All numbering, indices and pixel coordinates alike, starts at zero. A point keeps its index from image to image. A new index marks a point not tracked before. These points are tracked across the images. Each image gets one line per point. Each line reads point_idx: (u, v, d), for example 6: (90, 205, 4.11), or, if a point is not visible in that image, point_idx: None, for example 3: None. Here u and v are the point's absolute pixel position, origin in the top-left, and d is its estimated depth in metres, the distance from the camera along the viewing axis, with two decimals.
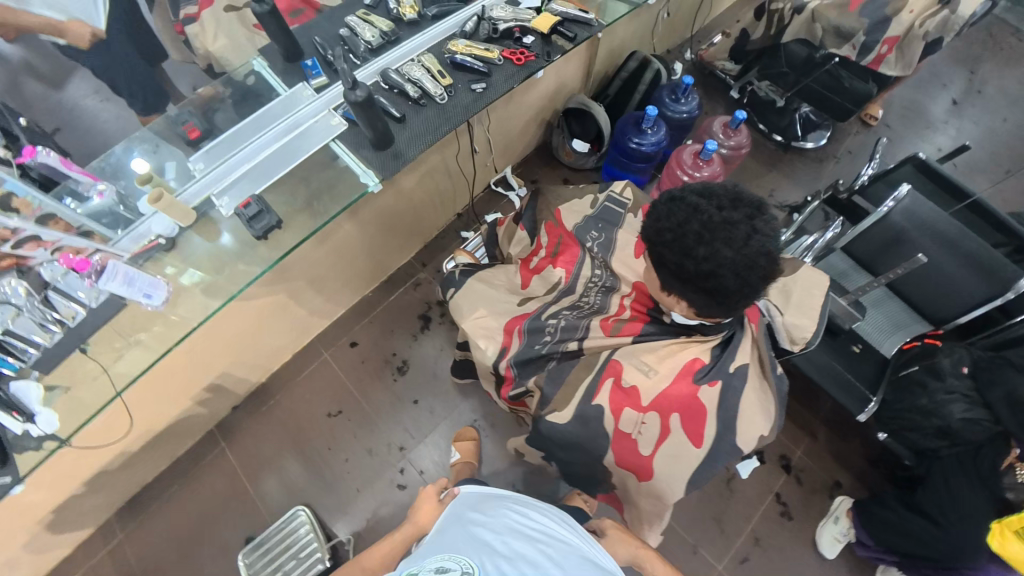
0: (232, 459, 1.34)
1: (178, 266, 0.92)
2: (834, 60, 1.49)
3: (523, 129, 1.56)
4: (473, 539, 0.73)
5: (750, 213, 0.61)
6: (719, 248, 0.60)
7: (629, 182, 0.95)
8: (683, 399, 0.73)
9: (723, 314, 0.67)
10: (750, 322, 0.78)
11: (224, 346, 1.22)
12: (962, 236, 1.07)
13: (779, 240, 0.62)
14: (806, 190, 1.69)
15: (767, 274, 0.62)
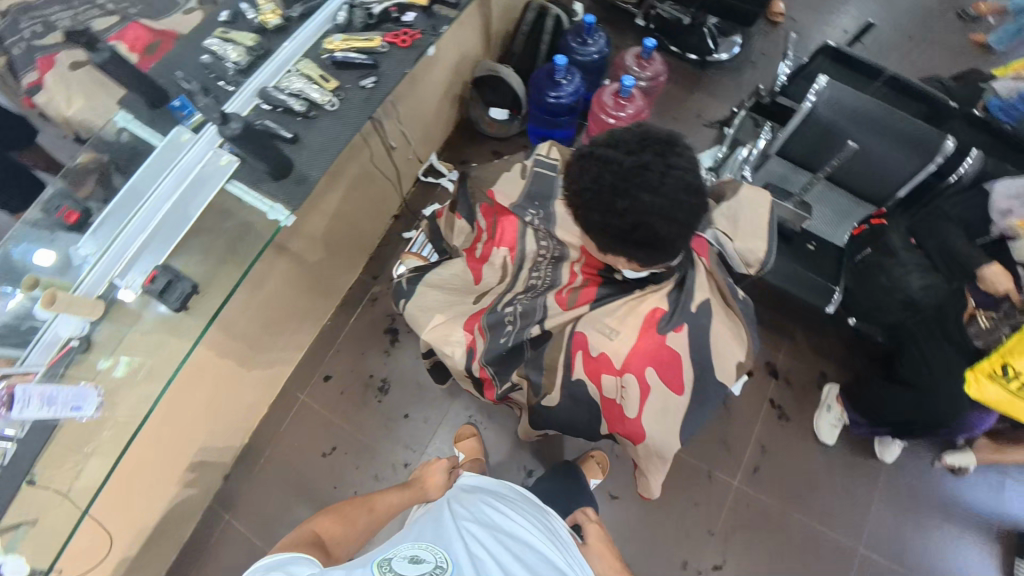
0: (239, 527, 1.28)
1: (109, 357, 0.85)
2: None
3: (437, 111, 1.47)
4: (449, 531, 0.76)
5: (661, 151, 0.58)
6: (637, 195, 0.58)
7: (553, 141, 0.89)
8: (652, 352, 0.71)
9: (667, 260, 0.65)
10: (700, 256, 0.74)
11: (192, 421, 1.14)
12: (881, 113, 1.08)
13: (698, 171, 0.60)
14: (732, 102, 1.68)
15: (694, 208, 0.60)
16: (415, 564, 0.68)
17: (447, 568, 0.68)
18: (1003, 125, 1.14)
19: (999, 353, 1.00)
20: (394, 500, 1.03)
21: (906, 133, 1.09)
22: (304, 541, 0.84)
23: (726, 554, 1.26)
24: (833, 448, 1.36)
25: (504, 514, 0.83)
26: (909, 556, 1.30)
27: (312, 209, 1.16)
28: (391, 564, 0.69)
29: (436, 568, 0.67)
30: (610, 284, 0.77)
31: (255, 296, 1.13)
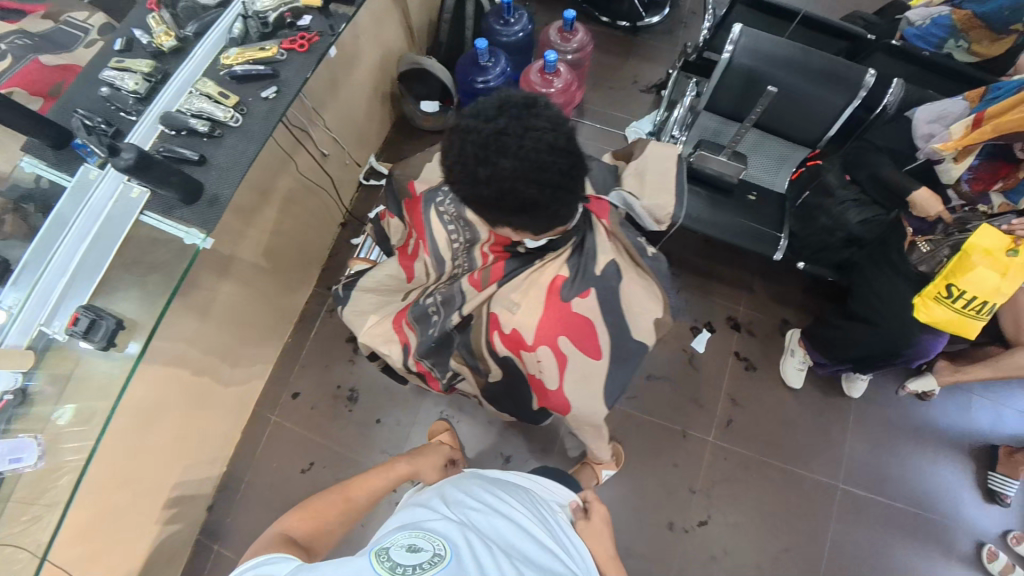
0: (233, 556, 1.24)
1: (51, 406, 0.83)
2: None
3: (367, 112, 1.44)
4: (445, 520, 0.67)
5: (522, 111, 0.54)
6: (498, 163, 0.54)
7: None
8: (559, 321, 0.70)
9: (555, 222, 0.63)
10: (599, 219, 0.72)
11: (162, 460, 1.10)
12: (799, 54, 1.10)
13: (566, 130, 0.57)
14: (666, 64, 1.68)
15: (563, 170, 0.56)
16: (410, 552, 0.59)
17: (446, 556, 0.59)
18: (923, 52, 1.14)
19: (941, 276, 1.02)
20: (375, 485, 1.00)
21: (827, 71, 1.10)
22: (278, 541, 0.76)
23: (711, 510, 1.28)
24: (802, 391, 1.38)
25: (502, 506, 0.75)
26: (888, 485, 1.33)
27: (247, 228, 1.14)
28: (383, 553, 0.59)
29: (435, 557, 0.58)
30: (519, 262, 0.73)
31: (204, 323, 1.11)
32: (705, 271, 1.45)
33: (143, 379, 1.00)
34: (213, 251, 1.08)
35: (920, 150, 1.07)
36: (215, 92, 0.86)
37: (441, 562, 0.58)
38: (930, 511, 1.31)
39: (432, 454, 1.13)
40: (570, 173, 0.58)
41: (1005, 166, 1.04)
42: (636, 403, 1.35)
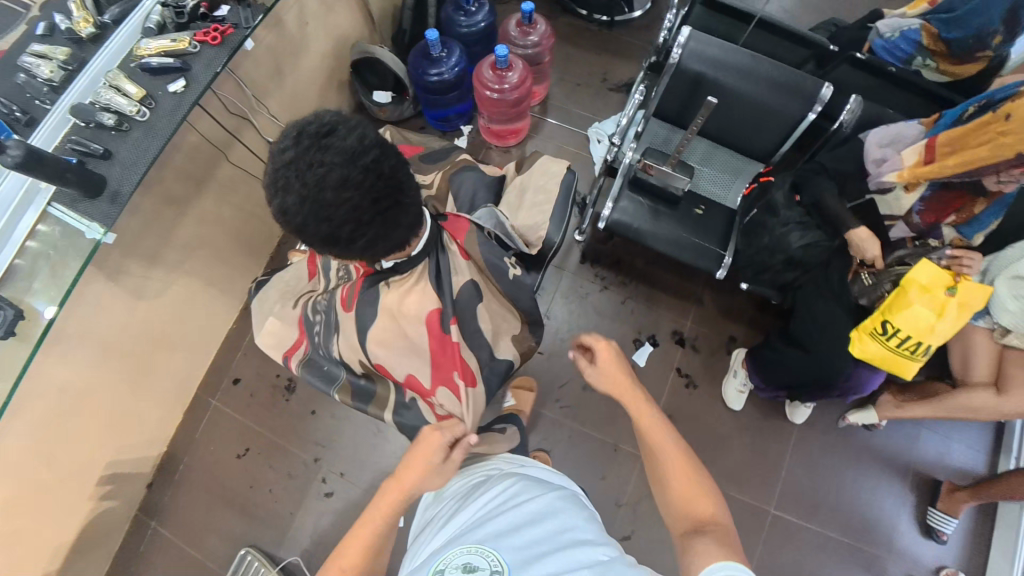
0: (168, 533, 1.28)
1: None
2: None
3: (321, 100, 1.41)
4: (497, 525, 0.60)
5: (316, 135, 0.43)
6: (283, 199, 0.44)
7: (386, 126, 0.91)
8: (451, 359, 0.70)
9: (388, 249, 0.53)
10: (454, 240, 0.71)
11: (93, 440, 1.12)
12: (750, 62, 1.03)
13: (372, 160, 0.45)
14: (638, 61, 1.60)
15: (363, 211, 0.46)
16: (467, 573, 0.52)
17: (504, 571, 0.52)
18: (890, 66, 1.06)
19: (879, 310, 0.94)
20: (386, 515, 0.63)
21: (781, 82, 1.03)
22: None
23: (638, 525, 1.26)
24: (741, 411, 1.35)
25: (556, 492, 0.65)
26: (822, 510, 1.29)
27: (181, 217, 1.13)
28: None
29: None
30: (373, 282, 0.70)
31: (137, 309, 1.12)
32: (654, 282, 1.42)
33: (69, 364, 1.01)
34: (144, 239, 1.08)
35: (869, 179, 1.01)
36: (123, 83, 0.84)
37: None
38: (866, 540, 1.28)
39: (431, 437, 0.67)
40: (378, 210, 0.47)
41: (959, 196, 0.96)
42: (574, 412, 1.33)
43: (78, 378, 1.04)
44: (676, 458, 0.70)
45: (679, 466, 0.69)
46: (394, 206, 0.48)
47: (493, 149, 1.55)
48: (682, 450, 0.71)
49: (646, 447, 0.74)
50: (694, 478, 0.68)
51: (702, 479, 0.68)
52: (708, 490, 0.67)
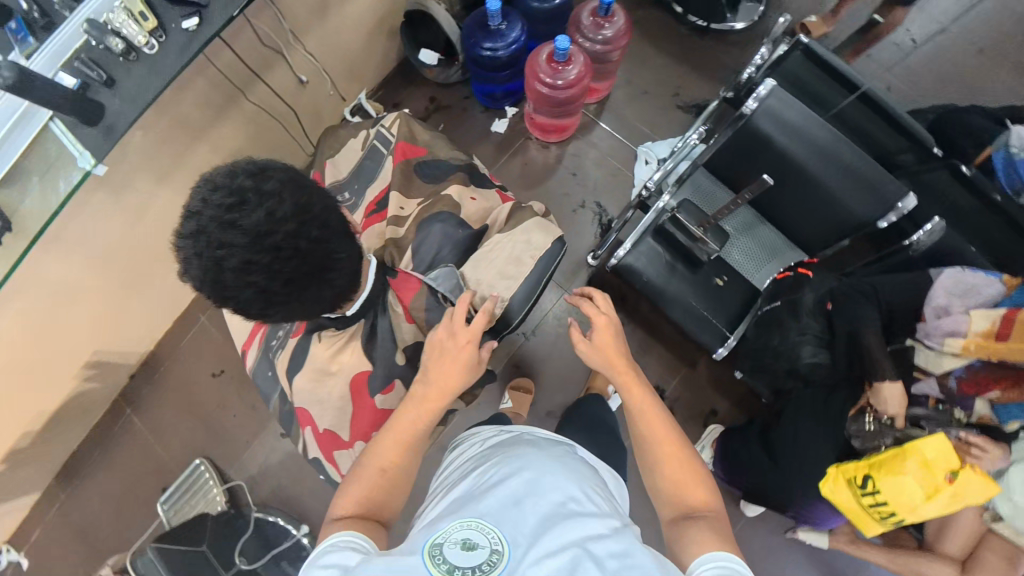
0: (139, 423, 1.39)
1: None
2: None
3: (366, 44, 1.32)
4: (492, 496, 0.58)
5: (216, 216, 0.44)
6: (190, 270, 0.47)
7: (400, 112, 0.85)
8: (375, 420, 0.71)
9: (306, 312, 0.55)
10: (399, 302, 0.71)
11: (83, 329, 1.19)
12: (835, 144, 0.88)
13: (278, 241, 0.46)
14: (718, 83, 1.46)
15: (268, 287, 0.48)
16: (465, 549, 0.50)
17: (505, 552, 0.50)
18: (994, 192, 0.89)
19: (866, 461, 0.85)
20: (420, 422, 0.64)
21: (860, 175, 0.88)
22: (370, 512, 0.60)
23: None
24: None
25: (559, 463, 0.64)
26: None
27: (196, 145, 1.11)
28: (435, 547, 0.51)
29: (493, 560, 0.50)
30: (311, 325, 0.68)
31: (143, 219, 1.13)
32: (653, 330, 1.34)
33: (68, 265, 1.05)
34: (155, 157, 1.05)
35: (918, 329, 0.89)
36: (137, 8, 0.78)
37: (499, 565, 0.49)
38: None
39: (465, 343, 0.66)
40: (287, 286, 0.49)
41: (1005, 374, 0.83)
42: None
43: (72, 275, 1.07)
44: (667, 440, 0.69)
45: (670, 451, 0.68)
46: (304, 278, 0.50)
47: (532, 142, 1.44)
48: (674, 430, 0.71)
49: (636, 431, 0.72)
50: (685, 460, 0.68)
51: (692, 462, 0.68)
52: (700, 473, 0.67)
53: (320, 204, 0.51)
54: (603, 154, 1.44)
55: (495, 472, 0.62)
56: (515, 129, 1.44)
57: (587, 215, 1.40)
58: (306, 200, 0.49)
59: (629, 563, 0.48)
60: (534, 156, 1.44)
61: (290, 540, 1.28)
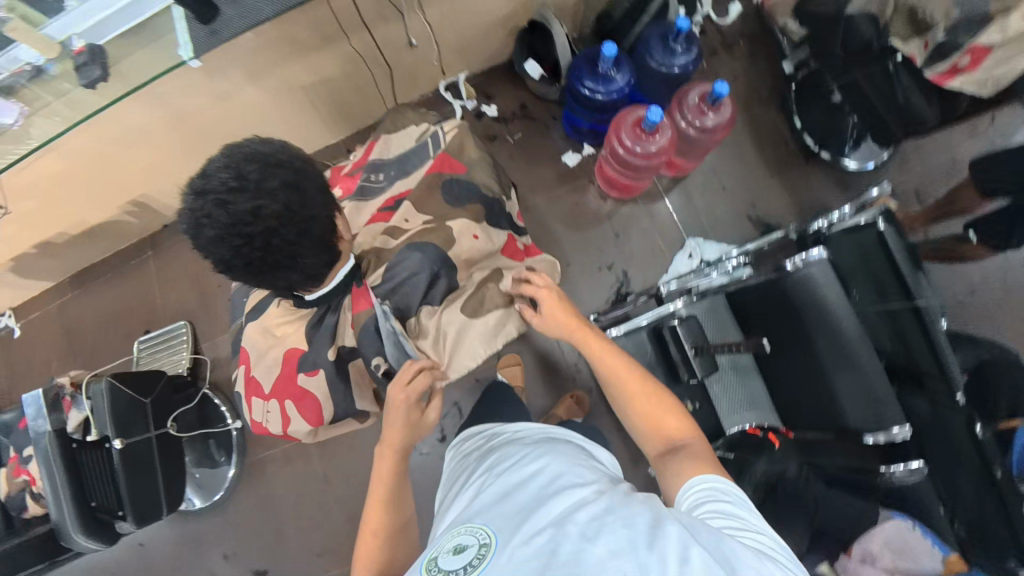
0: (152, 265, 1.59)
1: (44, 99, 0.94)
2: (897, 56, 1.13)
3: (485, 35, 1.37)
4: (485, 497, 0.61)
5: (215, 193, 0.55)
6: (183, 216, 0.58)
7: (460, 123, 0.93)
8: (294, 389, 0.82)
9: (262, 286, 0.65)
10: (353, 308, 0.79)
11: (138, 173, 1.33)
12: (857, 342, 0.90)
13: (250, 233, 0.57)
14: (797, 213, 1.48)
15: (233, 260, 0.59)
16: (455, 552, 0.53)
17: (491, 542, 0.53)
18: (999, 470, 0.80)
19: None
20: (386, 471, 0.73)
21: (868, 386, 0.89)
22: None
23: None
24: None
25: (548, 449, 0.67)
26: None
27: (293, 62, 1.18)
28: (432, 562, 0.54)
29: (480, 553, 0.52)
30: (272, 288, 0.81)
31: (224, 105, 1.21)
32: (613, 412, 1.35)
33: (147, 120, 1.16)
34: (253, 60, 1.12)
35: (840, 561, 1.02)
36: None
37: (486, 557, 0.51)
38: None
39: (400, 402, 0.73)
40: (246, 267, 0.60)
41: None
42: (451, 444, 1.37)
43: (145, 126, 1.17)
44: (633, 379, 0.70)
45: (637, 386, 0.70)
46: (264, 266, 0.61)
47: (593, 187, 1.44)
48: (636, 366, 0.72)
49: (608, 383, 0.73)
50: (655, 392, 0.69)
51: (662, 393, 0.70)
52: (670, 405, 0.69)
53: (307, 210, 0.60)
54: (650, 229, 1.43)
55: (490, 477, 0.66)
56: (583, 168, 1.45)
57: (609, 279, 1.39)
58: (290, 207, 0.58)
59: (608, 521, 0.50)
60: (588, 200, 1.44)
61: (222, 427, 1.42)
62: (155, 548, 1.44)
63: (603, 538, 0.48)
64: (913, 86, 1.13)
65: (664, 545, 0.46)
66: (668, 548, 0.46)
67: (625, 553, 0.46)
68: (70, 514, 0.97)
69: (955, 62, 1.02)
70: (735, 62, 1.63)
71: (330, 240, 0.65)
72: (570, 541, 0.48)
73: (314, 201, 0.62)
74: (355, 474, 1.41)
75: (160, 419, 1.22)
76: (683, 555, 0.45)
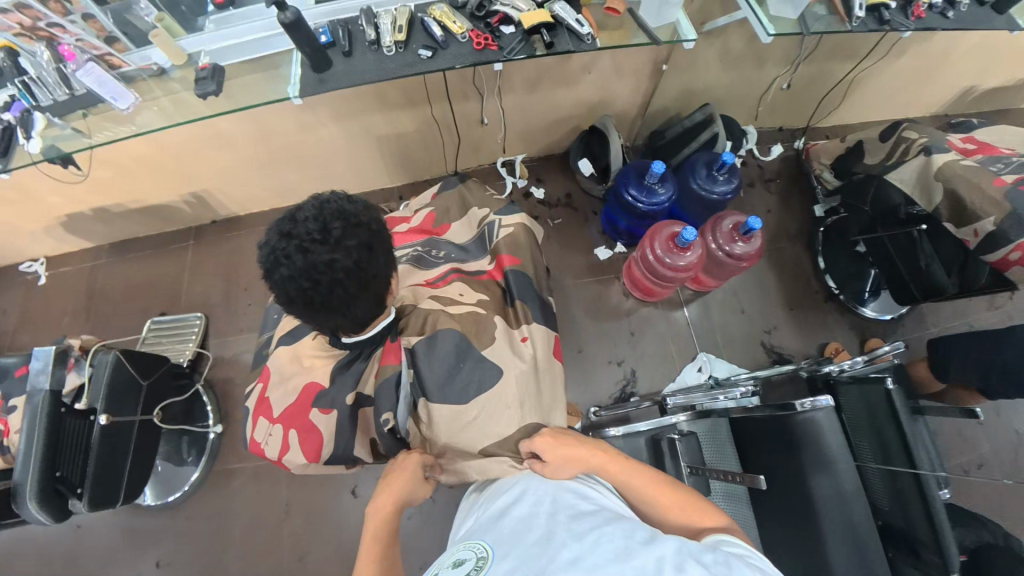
0: (189, 253, 1.67)
1: (156, 94, 1.04)
2: (921, 226, 1.21)
3: (547, 127, 1.51)
4: (483, 519, 0.63)
5: (300, 240, 0.61)
6: (264, 250, 0.64)
7: (519, 223, 1.03)
8: (301, 418, 0.84)
9: (312, 322, 0.71)
10: (380, 359, 0.84)
11: (210, 171, 1.44)
12: (852, 498, 0.90)
13: (320, 280, 0.63)
14: (810, 351, 1.50)
15: (299, 298, 0.65)
16: (454, 565, 0.55)
17: (489, 557, 0.54)
18: None
19: None
20: (381, 529, 0.73)
21: (858, 538, 0.87)
22: None
23: None
24: None
25: (547, 479, 0.68)
26: None
27: (378, 113, 1.31)
28: None
29: (478, 565, 0.53)
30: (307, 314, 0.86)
31: (305, 133, 1.34)
32: None
33: (235, 131, 1.29)
34: (345, 104, 1.25)
35: None
36: (399, 24, 0.98)
37: (483, 569, 0.52)
38: None
39: (409, 461, 0.79)
40: (307, 306, 0.66)
41: None
42: (423, 503, 1.33)
43: (232, 134, 1.29)
44: (662, 490, 0.70)
45: (669, 499, 0.70)
46: (321, 307, 0.67)
47: (618, 283, 1.51)
48: (658, 474, 0.73)
49: (633, 499, 0.71)
50: (683, 498, 0.70)
51: (689, 494, 0.70)
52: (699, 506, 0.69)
53: (371, 268, 0.67)
54: (665, 334, 1.46)
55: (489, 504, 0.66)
56: (613, 263, 1.53)
57: (617, 374, 1.41)
58: (359, 264, 0.65)
59: (606, 531, 0.52)
60: (612, 294, 1.49)
61: (201, 427, 1.42)
62: (93, 536, 1.38)
63: (603, 548, 0.50)
64: (935, 256, 1.19)
65: (661, 551, 0.49)
66: (663, 556, 0.48)
67: (623, 557, 0.48)
68: (33, 480, 0.94)
69: (1006, 254, 1.03)
70: (770, 197, 1.74)
71: (380, 295, 0.71)
72: (569, 548, 0.51)
73: (379, 262, 0.68)
74: (318, 510, 1.37)
75: (149, 403, 1.23)
76: (677, 564, 0.47)
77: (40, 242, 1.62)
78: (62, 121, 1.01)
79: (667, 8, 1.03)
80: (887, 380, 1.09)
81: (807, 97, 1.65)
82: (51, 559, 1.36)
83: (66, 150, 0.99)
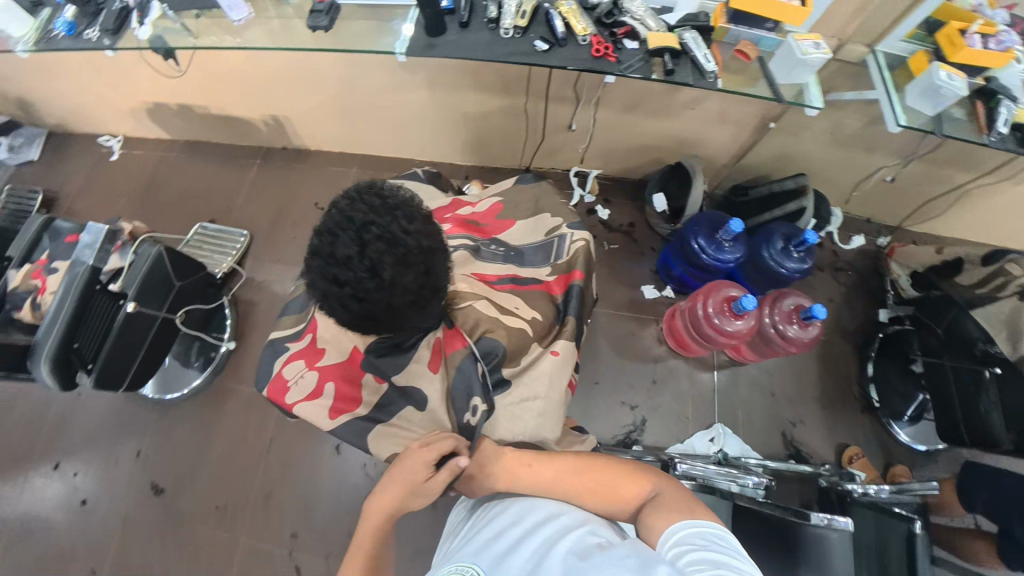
0: (252, 171, 1.71)
1: (267, 13, 1.04)
2: (993, 369, 1.10)
3: (630, 150, 1.46)
4: (478, 547, 0.59)
5: (353, 290, 0.59)
6: (316, 290, 0.62)
7: (588, 240, 0.98)
8: (340, 376, 0.84)
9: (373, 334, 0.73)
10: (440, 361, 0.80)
11: (294, 101, 1.46)
12: None
13: (384, 316, 0.63)
14: (832, 457, 1.41)
15: (366, 330, 0.67)
16: None
17: None
18: None
19: None
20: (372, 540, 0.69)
21: None
22: None
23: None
24: None
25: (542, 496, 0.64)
26: None
27: (470, 91, 1.29)
28: None
29: None
30: None
31: (394, 90, 1.33)
32: None
33: (330, 70, 1.29)
34: (441, 73, 1.23)
35: None
36: (523, 10, 0.95)
37: None
38: None
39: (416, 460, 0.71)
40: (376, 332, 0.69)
41: None
42: None
43: (324, 73, 1.30)
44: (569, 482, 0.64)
45: (579, 485, 0.64)
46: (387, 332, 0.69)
47: (654, 327, 1.45)
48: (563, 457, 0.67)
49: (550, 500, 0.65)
50: (598, 467, 0.65)
51: (602, 464, 0.65)
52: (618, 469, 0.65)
53: (431, 288, 0.65)
54: (687, 393, 1.40)
55: (486, 524, 0.63)
56: (655, 305, 1.47)
57: (626, 417, 1.36)
58: (420, 292, 0.63)
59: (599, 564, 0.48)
60: (645, 336, 1.44)
61: (214, 339, 1.44)
62: (88, 410, 1.43)
63: None
64: (999, 404, 1.08)
65: None
66: None
67: None
68: (52, 342, 0.96)
69: None
70: (836, 287, 1.64)
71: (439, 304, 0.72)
72: None
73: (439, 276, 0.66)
74: (298, 452, 1.38)
75: (175, 305, 1.25)
76: None
77: (121, 120, 1.68)
78: (174, 15, 1.03)
79: (802, 68, 0.97)
80: (917, 523, 0.95)
81: (909, 196, 1.54)
82: (49, 416, 1.42)
83: (170, 44, 1.00)
